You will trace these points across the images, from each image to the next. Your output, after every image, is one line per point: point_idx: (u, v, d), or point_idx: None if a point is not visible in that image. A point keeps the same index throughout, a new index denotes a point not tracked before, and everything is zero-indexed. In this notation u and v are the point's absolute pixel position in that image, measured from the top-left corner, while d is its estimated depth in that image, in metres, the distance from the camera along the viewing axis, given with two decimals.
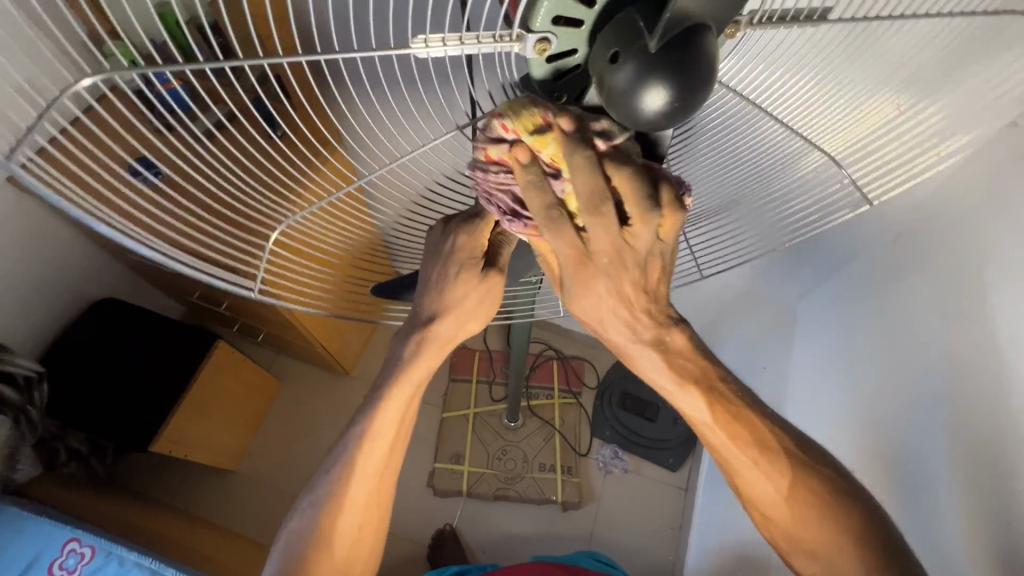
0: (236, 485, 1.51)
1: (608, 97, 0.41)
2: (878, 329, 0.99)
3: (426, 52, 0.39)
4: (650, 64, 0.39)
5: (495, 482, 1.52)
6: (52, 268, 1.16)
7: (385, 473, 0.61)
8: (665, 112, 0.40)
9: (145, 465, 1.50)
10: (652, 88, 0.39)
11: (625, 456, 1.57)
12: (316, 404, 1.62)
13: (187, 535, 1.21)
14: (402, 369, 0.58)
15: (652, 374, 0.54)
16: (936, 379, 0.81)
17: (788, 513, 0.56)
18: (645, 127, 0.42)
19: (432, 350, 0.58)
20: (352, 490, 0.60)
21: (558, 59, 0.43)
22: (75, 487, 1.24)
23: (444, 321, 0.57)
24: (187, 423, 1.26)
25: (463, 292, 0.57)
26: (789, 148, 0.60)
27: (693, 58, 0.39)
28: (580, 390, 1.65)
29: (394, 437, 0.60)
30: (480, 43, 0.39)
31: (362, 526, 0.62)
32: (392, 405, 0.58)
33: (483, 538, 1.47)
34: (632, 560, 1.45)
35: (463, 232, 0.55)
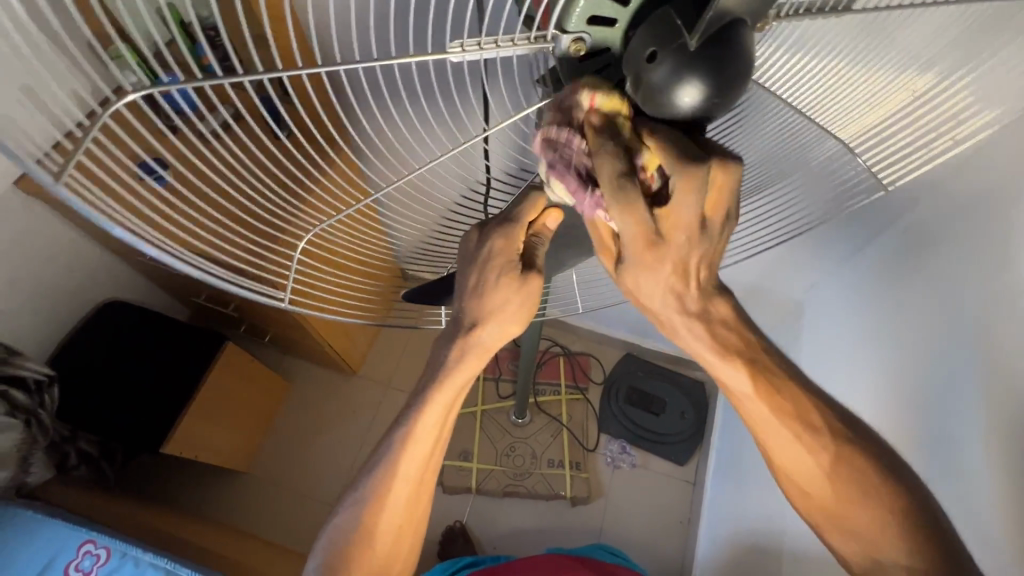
0: (246, 485, 1.52)
1: (641, 91, 0.42)
2: (888, 322, 0.99)
3: (461, 56, 0.41)
4: (687, 63, 0.40)
5: (505, 478, 1.53)
6: (60, 272, 1.16)
7: (424, 475, 0.62)
8: (700, 108, 0.42)
9: (155, 466, 1.51)
10: (686, 85, 0.40)
11: (633, 451, 1.58)
12: (323, 403, 1.62)
13: (200, 535, 1.22)
14: (433, 372, 0.58)
15: (700, 352, 0.56)
16: (948, 372, 0.81)
17: (821, 501, 0.58)
18: (676, 119, 0.43)
19: (474, 353, 0.58)
20: (392, 492, 0.60)
21: (591, 58, 0.44)
22: (87, 489, 1.24)
23: (487, 325, 0.57)
24: (199, 424, 1.26)
25: (506, 297, 0.57)
26: (812, 140, 0.60)
27: (731, 55, 0.39)
28: (587, 385, 1.65)
29: (432, 442, 0.60)
30: (513, 45, 0.41)
31: (402, 527, 0.62)
32: (433, 408, 0.58)
33: (493, 535, 1.48)
34: (640, 554, 1.46)
35: (500, 236, 0.56)
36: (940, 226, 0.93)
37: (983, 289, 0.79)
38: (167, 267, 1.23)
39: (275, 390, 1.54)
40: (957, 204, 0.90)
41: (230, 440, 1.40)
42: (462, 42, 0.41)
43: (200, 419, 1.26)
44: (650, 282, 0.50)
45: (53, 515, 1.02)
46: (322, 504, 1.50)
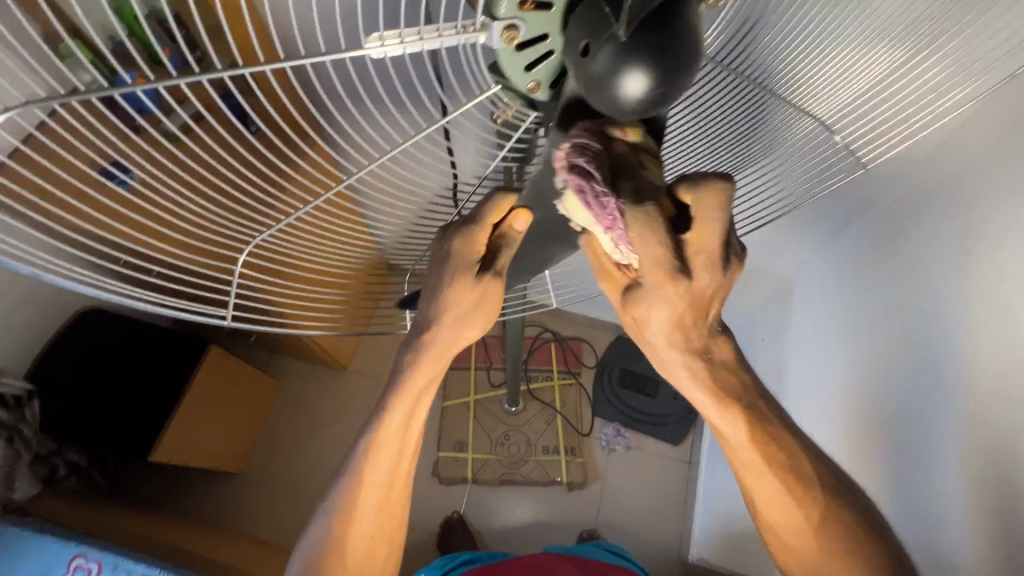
0: (241, 487, 1.51)
1: (586, 83, 0.40)
2: (876, 295, 0.98)
3: (382, 52, 0.37)
4: (625, 50, 0.37)
5: (500, 467, 1.52)
6: (33, 281, 1.13)
7: (394, 478, 0.60)
8: (646, 97, 0.39)
9: (147, 472, 1.49)
10: (631, 75, 0.38)
11: (627, 434, 1.58)
12: (314, 400, 1.61)
13: (196, 541, 1.21)
14: (401, 375, 0.56)
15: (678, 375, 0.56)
16: (940, 346, 0.80)
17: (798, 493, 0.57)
18: (625, 112, 0.40)
19: (435, 355, 0.56)
20: (359, 500, 0.59)
21: (529, 47, 0.40)
22: (77, 500, 1.23)
23: (447, 327, 0.56)
24: (186, 430, 1.24)
25: (469, 303, 0.55)
26: (781, 117, 0.58)
27: (670, 42, 0.37)
28: (579, 370, 1.64)
29: (399, 448, 0.59)
30: (441, 36, 0.37)
31: (375, 536, 0.61)
32: (394, 416, 0.57)
33: (491, 523, 1.48)
34: (638, 535, 1.47)
35: (460, 237, 0.53)
36: (928, 198, 0.91)
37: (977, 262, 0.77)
38: None
39: (264, 390, 1.53)
40: (947, 174, 0.88)
41: (221, 444, 1.38)
42: (382, 35, 0.36)
43: (186, 426, 1.24)
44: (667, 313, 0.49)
45: (43, 532, 1.01)
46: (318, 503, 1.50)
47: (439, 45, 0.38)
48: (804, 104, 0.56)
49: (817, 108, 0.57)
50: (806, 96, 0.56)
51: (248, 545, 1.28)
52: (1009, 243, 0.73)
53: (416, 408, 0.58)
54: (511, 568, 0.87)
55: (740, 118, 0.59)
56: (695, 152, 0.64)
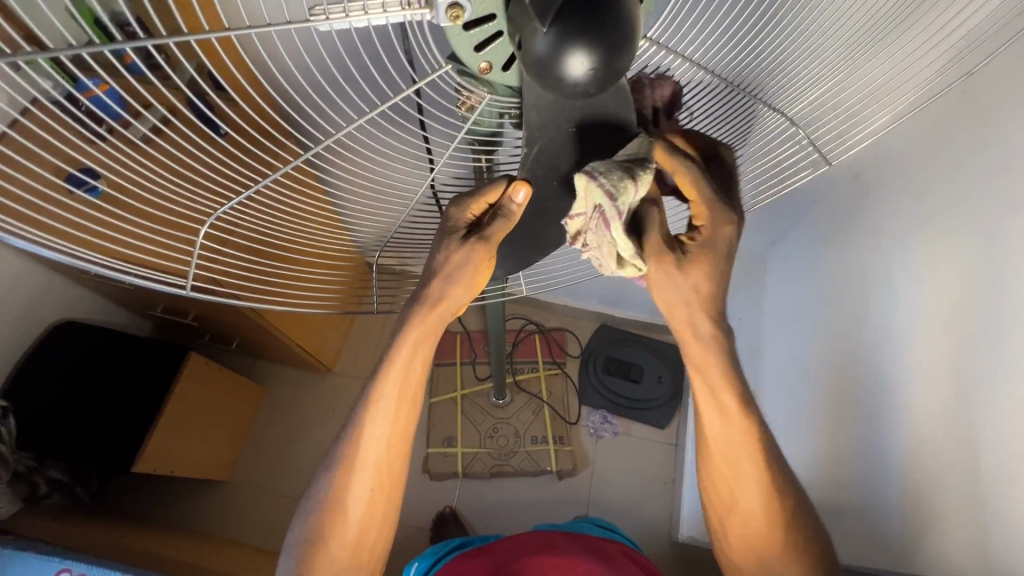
0: (230, 494, 1.49)
1: (530, 67, 0.37)
2: (846, 268, 1.01)
3: (329, 25, 0.37)
4: (567, 30, 0.35)
5: (490, 459, 1.53)
6: (4, 297, 1.10)
7: (393, 433, 0.63)
8: (590, 80, 0.37)
9: (133, 485, 1.47)
10: (576, 54, 0.35)
11: (614, 420, 1.59)
12: (300, 402, 1.60)
13: (185, 551, 1.19)
14: (396, 346, 0.59)
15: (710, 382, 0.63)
16: (908, 314, 0.83)
17: None
18: (571, 94, 0.38)
19: (427, 316, 0.58)
20: (360, 452, 0.62)
21: (476, 27, 0.39)
22: (61, 518, 1.20)
23: (437, 287, 0.57)
24: (169, 440, 1.22)
25: (455, 263, 0.56)
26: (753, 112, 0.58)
27: (608, 21, 0.35)
28: (564, 359, 1.66)
29: (396, 403, 0.61)
30: (386, 12, 0.37)
31: (374, 491, 0.64)
32: (392, 372, 0.60)
33: (483, 515, 1.48)
34: (628, 519, 1.48)
35: (452, 207, 0.57)
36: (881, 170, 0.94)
37: (944, 225, 0.80)
38: (116, 283, 1.17)
39: (249, 395, 1.51)
40: (902, 145, 0.91)
41: (206, 452, 1.37)
42: (327, 10, 0.36)
43: (169, 435, 1.22)
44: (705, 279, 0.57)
45: (24, 549, 0.98)
46: None
47: (386, 21, 0.38)
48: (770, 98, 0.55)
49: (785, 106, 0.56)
50: (771, 92, 0.55)
51: (238, 553, 1.26)
52: (969, 210, 0.75)
53: (412, 362, 0.60)
54: (502, 551, 0.88)
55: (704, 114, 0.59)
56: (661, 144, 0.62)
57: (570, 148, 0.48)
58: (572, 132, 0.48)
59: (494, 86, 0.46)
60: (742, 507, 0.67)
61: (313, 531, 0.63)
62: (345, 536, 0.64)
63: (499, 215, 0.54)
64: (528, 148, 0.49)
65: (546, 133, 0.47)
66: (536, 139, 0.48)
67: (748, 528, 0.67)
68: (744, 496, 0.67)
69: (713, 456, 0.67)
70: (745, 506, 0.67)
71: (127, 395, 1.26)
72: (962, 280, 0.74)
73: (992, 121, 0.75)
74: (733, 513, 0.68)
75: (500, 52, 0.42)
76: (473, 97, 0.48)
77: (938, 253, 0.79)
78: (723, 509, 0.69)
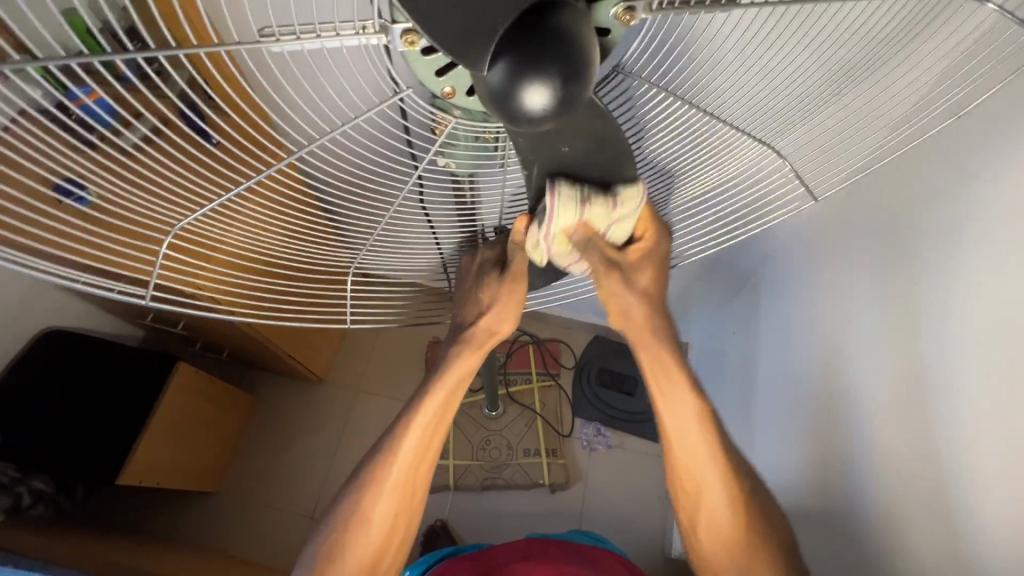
0: (219, 506, 1.48)
1: (488, 100, 0.35)
2: (831, 283, 1.00)
3: (280, 47, 0.37)
4: (521, 64, 0.33)
5: (482, 472, 1.52)
6: None
7: (423, 458, 0.62)
8: (551, 112, 0.35)
9: (121, 496, 1.46)
10: (533, 87, 0.33)
11: (608, 432, 1.58)
12: (293, 414, 1.59)
13: (169, 566, 1.17)
14: (440, 368, 0.61)
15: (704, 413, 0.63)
16: (895, 334, 0.82)
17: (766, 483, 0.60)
18: (533, 127, 0.36)
19: (473, 354, 0.61)
20: (390, 474, 0.61)
21: (435, 53, 0.38)
22: (43, 529, 1.18)
23: (485, 324, 0.61)
24: (155, 451, 1.20)
25: (495, 300, 0.60)
26: (737, 142, 0.55)
27: (560, 56, 0.33)
28: (558, 371, 1.65)
29: (433, 426, 0.61)
30: (339, 35, 0.37)
31: (398, 513, 0.63)
32: (438, 391, 0.60)
33: (475, 528, 1.47)
34: (621, 534, 1.46)
35: (484, 249, 0.62)
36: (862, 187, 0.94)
37: (928, 242, 0.79)
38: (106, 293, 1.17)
39: (240, 406, 1.50)
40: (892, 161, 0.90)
41: (193, 464, 1.35)
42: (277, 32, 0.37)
43: (155, 445, 1.20)
44: (650, 282, 0.61)
45: (4, 562, 0.95)
46: (298, 517, 1.47)
47: (341, 45, 0.38)
48: (760, 131, 0.53)
49: (771, 136, 0.53)
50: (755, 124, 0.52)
51: (225, 568, 1.24)
52: (945, 228, 0.76)
53: (458, 388, 0.61)
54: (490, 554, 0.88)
55: (692, 143, 0.55)
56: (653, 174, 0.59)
57: (564, 168, 0.47)
58: (564, 152, 0.46)
59: (472, 111, 0.45)
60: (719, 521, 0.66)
61: (318, 554, 0.61)
62: (360, 557, 0.62)
63: (517, 246, 0.57)
64: (527, 170, 0.48)
65: (539, 156, 0.46)
66: (532, 161, 0.47)
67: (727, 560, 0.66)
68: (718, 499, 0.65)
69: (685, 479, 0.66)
70: (710, 517, 0.66)
71: (113, 404, 1.25)
72: (938, 298, 0.74)
73: (978, 139, 0.74)
74: (699, 524, 0.68)
75: (463, 76, 0.41)
76: (445, 120, 0.47)
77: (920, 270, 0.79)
78: (691, 510, 0.67)
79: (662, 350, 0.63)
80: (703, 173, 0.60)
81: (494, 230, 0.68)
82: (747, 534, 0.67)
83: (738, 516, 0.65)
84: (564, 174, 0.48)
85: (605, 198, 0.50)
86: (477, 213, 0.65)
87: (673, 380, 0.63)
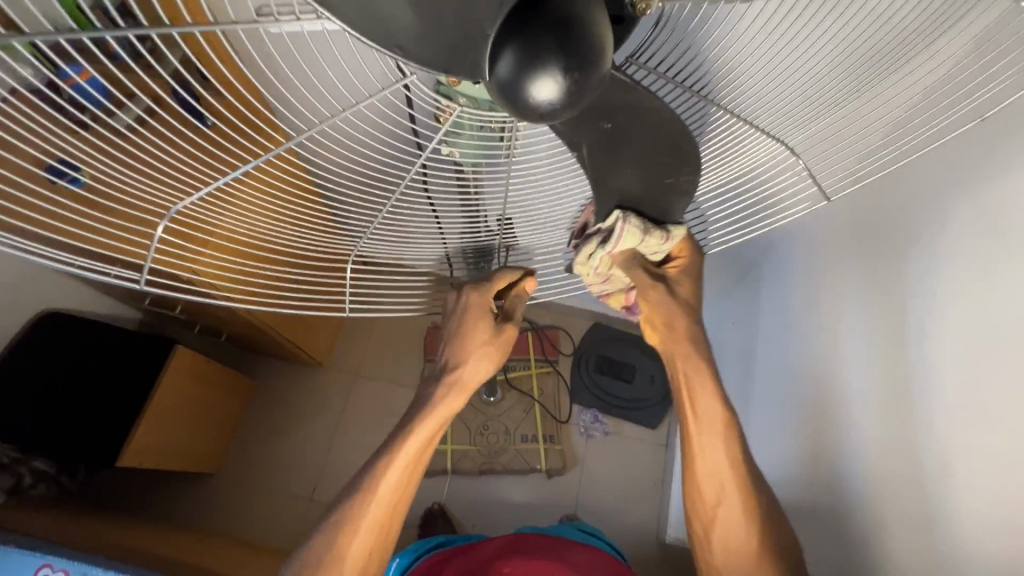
0: (218, 488, 1.49)
1: (493, 91, 0.35)
2: (829, 275, 0.98)
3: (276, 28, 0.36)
4: (529, 54, 0.32)
5: (480, 457, 1.53)
6: None
7: (397, 499, 0.65)
8: (558, 105, 0.34)
9: (121, 477, 1.47)
10: (541, 79, 0.33)
11: (605, 419, 1.58)
12: (291, 397, 1.59)
13: (169, 547, 1.18)
14: (423, 410, 0.64)
15: (709, 447, 0.66)
16: (893, 335, 0.81)
17: (742, 501, 0.66)
18: (542, 120, 0.36)
19: (451, 399, 0.65)
20: (366, 512, 0.63)
21: None
22: (45, 509, 1.18)
23: (466, 369, 0.65)
24: (154, 432, 1.20)
25: (483, 346, 0.65)
26: (748, 135, 0.54)
27: (569, 46, 0.32)
28: (557, 358, 1.65)
29: (406, 471, 0.64)
30: (338, 20, 0.38)
31: (370, 551, 0.65)
32: (417, 438, 0.64)
33: (473, 513, 1.48)
34: (616, 520, 1.48)
35: (475, 291, 0.65)
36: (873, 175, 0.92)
37: (931, 234, 0.77)
38: None
39: (239, 389, 1.50)
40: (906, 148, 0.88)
41: (194, 443, 1.36)
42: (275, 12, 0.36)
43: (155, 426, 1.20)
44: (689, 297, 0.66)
45: (7, 541, 0.96)
46: (296, 499, 1.49)
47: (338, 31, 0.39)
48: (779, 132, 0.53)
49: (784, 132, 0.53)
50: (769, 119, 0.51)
51: (226, 549, 1.25)
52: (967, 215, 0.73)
53: (432, 436, 0.65)
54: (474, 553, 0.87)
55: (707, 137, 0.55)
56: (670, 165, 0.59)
57: (612, 142, 0.49)
58: (606, 128, 0.47)
59: (477, 99, 0.45)
60: (750, 515, 0.66)
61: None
62: None
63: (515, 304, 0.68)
64: (574, 152, 0.50)
65: (582, 134, 0.48)
66: (577, 142, 0.48)
67: (743, 550, 0.66)
68: (727, 517, 0.66)
69: (703, 494, 0.67)
70: (727, 514, 0.66)
71: (115, 386, 1.25)
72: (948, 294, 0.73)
73: (996, 127, 0.72)
74: (715, 520, 0.67)
75: None
76: (449, 108, 0.46)
77: (916, 266, 0.79)
78: (705, 517, 0.68)
79: (700, 365, 0.66)
80: (720, 168, 0.59)
81: (498, 218, 0.67)
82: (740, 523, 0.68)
83: (731, 506, 0.66)
84: (608, 154, 0.50)
85: (660, 231, 0.57)
86: (481, 201, 0.65)
87: (681, 401, 0.67)
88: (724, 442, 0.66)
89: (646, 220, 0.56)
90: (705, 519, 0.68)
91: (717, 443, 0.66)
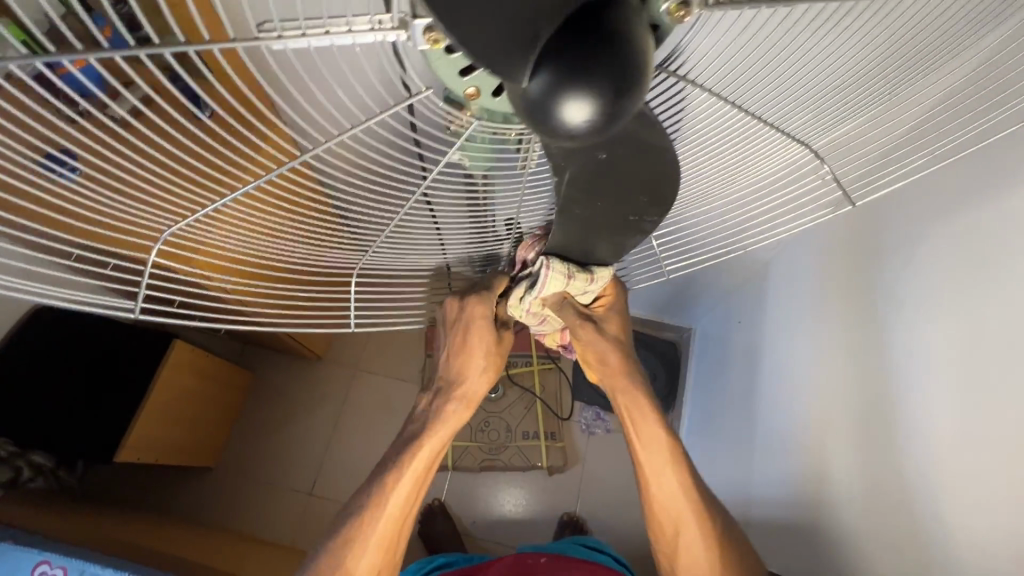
0: (217, 481, 1.48)
1: (522, 110, 0.33)
2: (838, 278, 0.96)
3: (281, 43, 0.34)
4: (564, 74, 0.30)
5: (480, 454, 1.52)
6: None
7: (402, 514, 0.64)
8: (590, 127, 0.32)
9: (119, 470, 1.46)
10: (574, 101, 0.31)
11: (607, 417, 1.57)
12: (290, 391, 1.57)
13: (167, 542, 1.17)
14: (426, 425, 0.64)
15: (661, 477, 0.67)
16: (906, 345, 0.79)
17: (700, 529, 0.67)
18: (571, 141, 0.34)
19: (453, 412, 0.65)
20: (371, 528, 0.63)
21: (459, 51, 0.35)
22: (43, 503, 1.17)
23: (466, 384, 0.65)
24: (152, 428, 1.18)
25: (479, 360, 0.65)
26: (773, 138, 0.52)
27: (609, 65, 0.30)
28: (559, 355, 1.63)
29: (413, 484, 0.63)
30: (352, 31, 0.34)
31: (377, 567, 0.64)
32: (421, 452, 0.63)
33: (472, 510, 1.48)
34: (616, 517, 1.48)
35: (475, 296, 0.63)
36: None
37: (951, 241, 0.75)
38: None
39: (237, 382, 1.49)
40: None
41: (193, 438, 1.35)
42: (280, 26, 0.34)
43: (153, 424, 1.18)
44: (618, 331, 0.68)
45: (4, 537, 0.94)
46: (296, 493, 1.48)
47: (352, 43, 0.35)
48: (805, 135, 0.52)
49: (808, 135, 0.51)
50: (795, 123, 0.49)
51: (225, 544, 1.25)
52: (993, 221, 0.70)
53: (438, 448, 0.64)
54: None
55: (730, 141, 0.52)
56: (690, 176, 0.57)
57: (595, 178, 0.45)
58: (600, 158, 0.43)
59: (491, 111, 0.42)
60: (712, 541, 0.68)
61: None
62: None
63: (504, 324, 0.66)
64: (557, 177, 0.44)
65: (576, 162, 0.42)
66: (564, 167, 0.43)
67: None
68: (686, 546, 0.68)
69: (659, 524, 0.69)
70: (687, 545, 0.68)
71: (113, 380, 1.23)
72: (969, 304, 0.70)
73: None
74: (677, 549, 0.68)
75: (487, 78, 0.38)
76: (461, 118, 0.44)
77: (930, 274, 0.77)
78: (668, 544, 0.69)
79: (638, 397, 0.68)
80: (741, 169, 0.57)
81: (506, 221, 0.65)
82: (727, 539, 0.69)
83: None
84: (597, 180, 0.45)
85: (585, 272, 0.58)
86: (490, 209, 0.63)
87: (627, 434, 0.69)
88: (676, 472, 0.67)
89: (570, 263, 0.57)
90: (666, 547, 0.69)
91: (669, 472, 0.67)
